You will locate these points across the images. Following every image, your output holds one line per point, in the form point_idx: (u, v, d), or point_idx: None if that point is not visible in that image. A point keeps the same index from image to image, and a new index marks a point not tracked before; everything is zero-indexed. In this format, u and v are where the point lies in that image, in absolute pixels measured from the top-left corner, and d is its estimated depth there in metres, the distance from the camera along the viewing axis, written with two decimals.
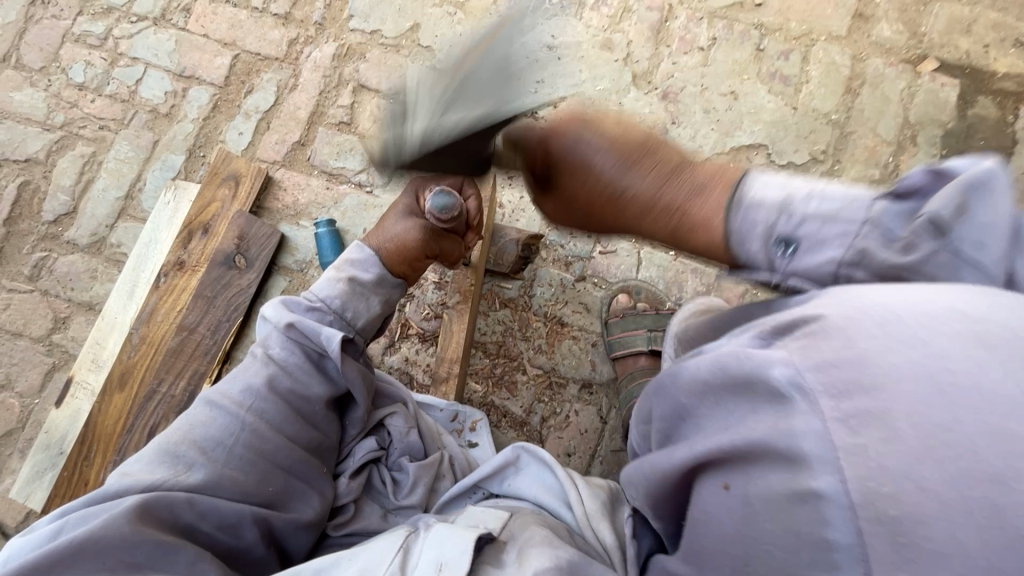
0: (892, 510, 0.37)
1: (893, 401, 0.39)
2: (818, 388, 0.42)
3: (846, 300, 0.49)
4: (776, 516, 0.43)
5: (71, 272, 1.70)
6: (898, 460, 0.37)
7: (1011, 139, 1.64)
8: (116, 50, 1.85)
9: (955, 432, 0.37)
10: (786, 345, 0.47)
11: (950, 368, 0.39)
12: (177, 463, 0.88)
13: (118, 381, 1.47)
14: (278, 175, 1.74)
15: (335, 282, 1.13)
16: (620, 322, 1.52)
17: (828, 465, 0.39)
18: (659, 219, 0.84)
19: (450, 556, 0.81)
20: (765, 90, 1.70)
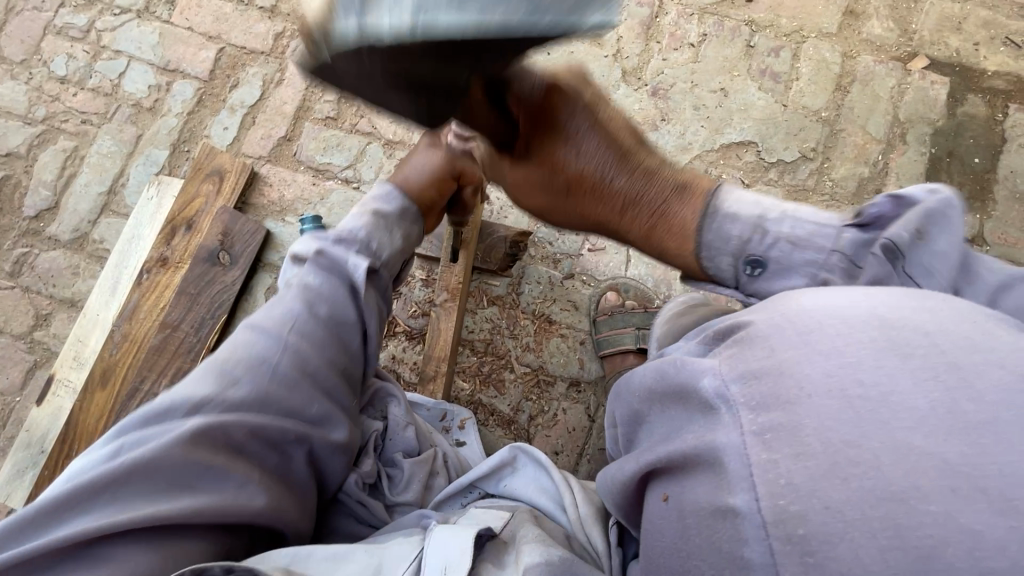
0: (799, 530, 0.42)
1: (803, 418, 0.46)
2: (739, 398, 0.52)
3: (768, 313, 0.59)
4: (707, 528, 0.49)
5: (53, 268, 1.67)
6: (802, 477, 0.44)
7: (1000, 137, 1.64)
8: (99, 42, 1.82)
9: (859, 447, 0.43)
10: (718, 357, 0.58)
11: (852, 381, 0.47)
12: (222, 378, 0.82)
13: (100, 379, 1.45)
14: (263, 170, 1.72)
15: (362, 216, 1.12)
16: (608, 320, 1.52)
17: (744, 483, 0.47)
18: (639, 218, 0.97)
19: (455, 560, 0.76)
20: (755, 87, 1.69)
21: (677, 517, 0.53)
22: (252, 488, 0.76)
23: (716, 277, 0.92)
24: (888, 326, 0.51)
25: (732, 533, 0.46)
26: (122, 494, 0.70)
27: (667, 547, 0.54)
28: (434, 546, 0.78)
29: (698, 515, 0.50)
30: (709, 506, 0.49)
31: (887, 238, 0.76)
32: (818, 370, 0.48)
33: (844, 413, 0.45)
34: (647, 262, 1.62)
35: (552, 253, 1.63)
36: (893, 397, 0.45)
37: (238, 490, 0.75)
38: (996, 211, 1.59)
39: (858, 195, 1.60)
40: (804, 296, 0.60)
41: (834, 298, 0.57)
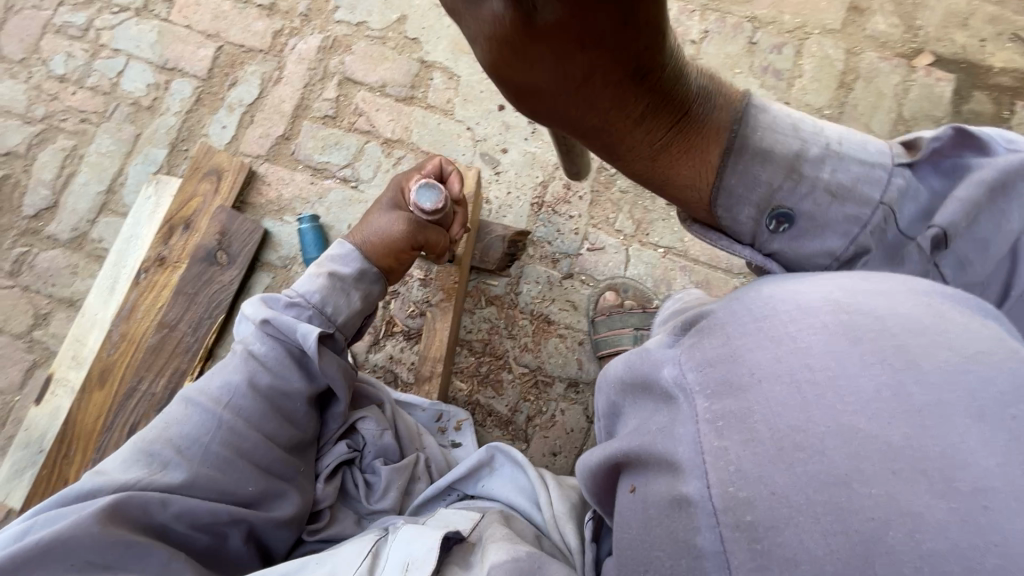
0: (746, 517, 0.46)
1: (754, 405, 0.50)
2: (695, 387, 0.55)
3: (733, 300, 0.61)
4: (666, 518, 0.51)
5: (52, 268, 1.67)
6: (750, 463, 0.48)
7: (1007, 135, 1.61)
8: (98, 41, 1.81)
9: (804, 432, 0.47)
10: (681, 346, 0.60)
11: (801, 369, 0.51)
12: (150, 461, 0.86)
13: (98, 378, 1.45)
14: (261, 170, 1.72)
15: (317, 277, 1.08)
16: (606, 321, 1.51)
17: (698, 471, 0.50)
18: (651, 140, 0.71)
19: (419, 555, 0.80)
20: (758, 84, 1.67)
21: (642, 507, 0.54)
22: (175, 564, 0.80)
23: (730, 229, 0.74)
24: (842, 312, 0.54)
25: (687, 522, 0.49)
26: (41, 567, 0.74)
27: (633, 539, 0.54)
28: (396, 546, 0.83)
29: (658, 506, 0.52)
30: (666, 496, 0.51)
31: (940, 223, 0.70)
32: (769, 358, 0.53)
33: (791, 398, 0.50)
34: (647, 262, 1.60)
35: (551, 252, 1.62)
36: (839, 382, 0.49)
37: (161, 568, 0.79)
38: None
39: None
40: (768, 284, 0.63)
41: (795, 287, 0.60)
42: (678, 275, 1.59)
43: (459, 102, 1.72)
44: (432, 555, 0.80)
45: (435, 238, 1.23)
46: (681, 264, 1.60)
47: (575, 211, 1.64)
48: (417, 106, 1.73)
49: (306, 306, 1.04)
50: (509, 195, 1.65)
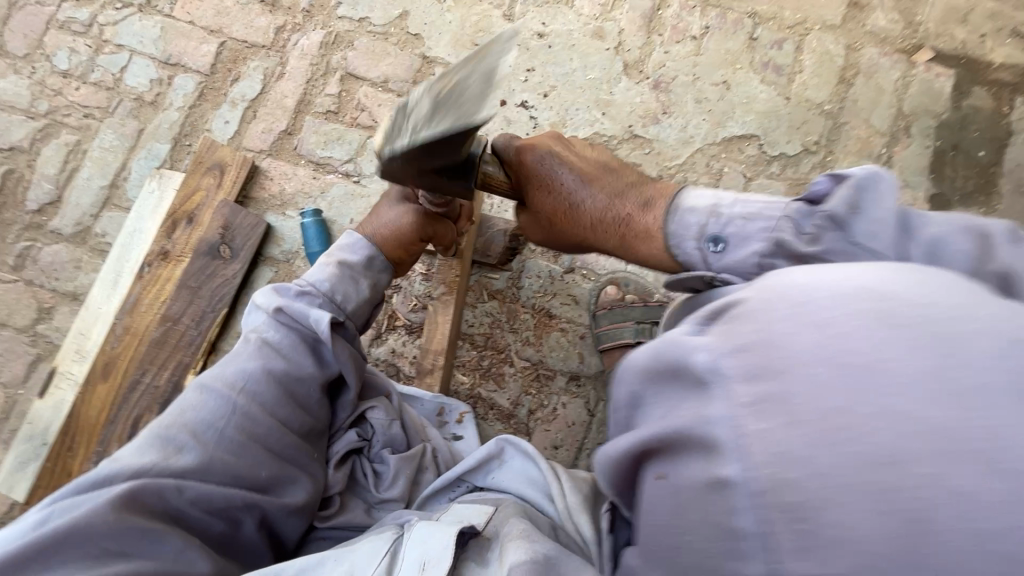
0: (789, 497, 0.44)
1: (795, 388, 0.47)
2: (732, 371, 0.51)
3: (764, 287, 0.58)
4: (699, 501, 0.50)
5: (55, 262, 1.68)
6: (798, 444, 0.44)
7: (1005, 131, 1.62)
8: (101, 37, 1.82)
9: (850, 414, 0.44)
10: (711, 332, 0.56)
11: (842, 351, 0.47)
12: (166, 445, 0.85)
13: (101, 372, 1.45)
14: (264, 164, 1.72)
15: (326, 266, 1.11)
16: (608, 314, 1.51)
17: (735, 452, 0.47)
18: (610, 230, 1.02)
19: (436, 554, 0.81)
20: (758, 80, 1.68)
21: (672, 493, 0.54)
22: (191, 553, 0.78)
23: (683, 263, 0.94)
24: (881, 297, 0.50)
25: (725, 503, 0.47)
26: (62, 554, 0.72)
27: (662, 524, 0.55)
28: (411, 544, 0.84)
29: (692, 489, 0.51)
30: (702, 480, 0.50)
31: (828, 209, 0.80)
32: (810, 343, 0.49)
33: (835, 380, 0.45)
34: None
35: (552, 247, 1.63)
36: (884, 364, 0.45)
37: (178, 554, 0.77)
38: (1000, 205, 1.58)
39: None
40: (798, 271, 0.59)
41: (832, 273, 0.56)
42: None
43: None
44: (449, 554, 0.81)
45: (443, 231, 1.22)
46: None
47: None
48: None
49: (314, 295, 1.05)
50: None
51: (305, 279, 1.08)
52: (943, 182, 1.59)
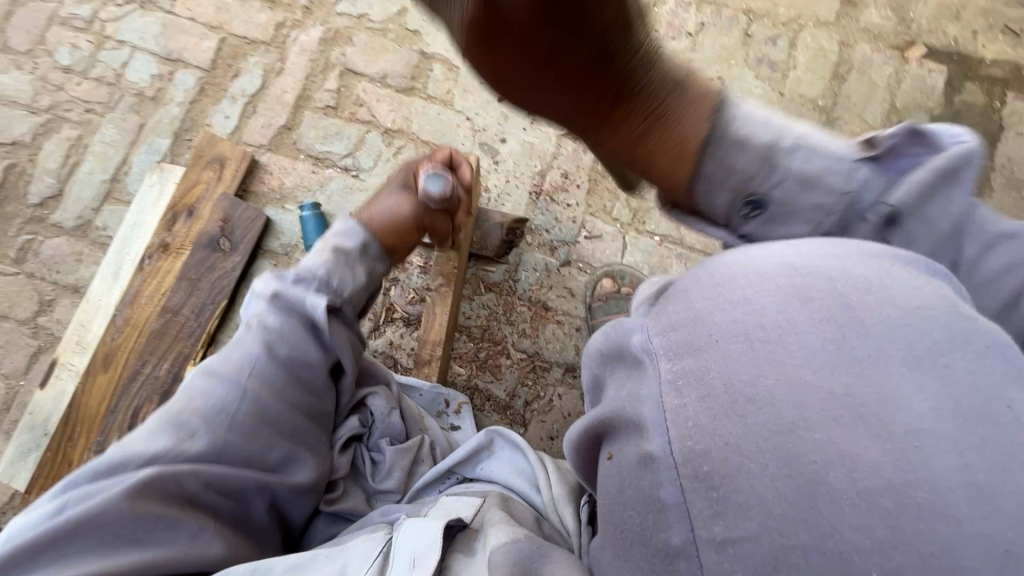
0: (704, 467, 0.47)
1: (711, 363, 0.51)
2: (659, 350, 0.55)
3: (696, 270, 0.63)
4: (632, 476, 0.53)
5: (57, 255, 1.70)
6: (705, 417, 0.49)
7: (998, 125, 1.63)
8: (103, 33, 1.84)
9: (755, 386, 0.48)
10: (648, 315, 0.62)
11: (755, 327, 0.52)
12: (177, 430, 0.86)
13: (101, 363, 1.47)
14: (263, 159, 1.74)
15: (322, 251, 1.11)
16: (603, 306, 1.54)
17: (659, 427, 0.51)
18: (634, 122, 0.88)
19: (425, 551, 0.82)
20: (753, 76, 1.70)
21: (617, 471, 0.55)
22: (205, 538, 0.81)
23: (706, 213, 0.89)
24: (796, 275, 0.55)
25: (652, 478, 0.50)
26: (76, 543, 0.74)
27: (610, 502, 0.56)
28: (402, 541, 0.84)
29: (626, 464, 0.54)
30: (635, 456, 0.53)
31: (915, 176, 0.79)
32: (726, 319, 0.54)
33: (745, 354, 0.50)
34: (643, 251, 1.63)
35: (548, 240, 1.64)
36: (790, 339, 0.50)
37: (192, 540, 0.80)
38: (993, 199, 1.59)
39: None
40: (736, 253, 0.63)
41: (757, 253, 0.61)
42: (674, 263, 1.61)
43: (459, 93, 1.75)
44: (436, 549, 0.82)
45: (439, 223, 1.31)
46: (677, 253, 1.62)
47: (573, 200, 1.66)
48: (418, 97, 1.76)
49: (313, 279, 1.06)
50: (508, 183, 1.68)
51: (303, 266, 1.09)
52: None
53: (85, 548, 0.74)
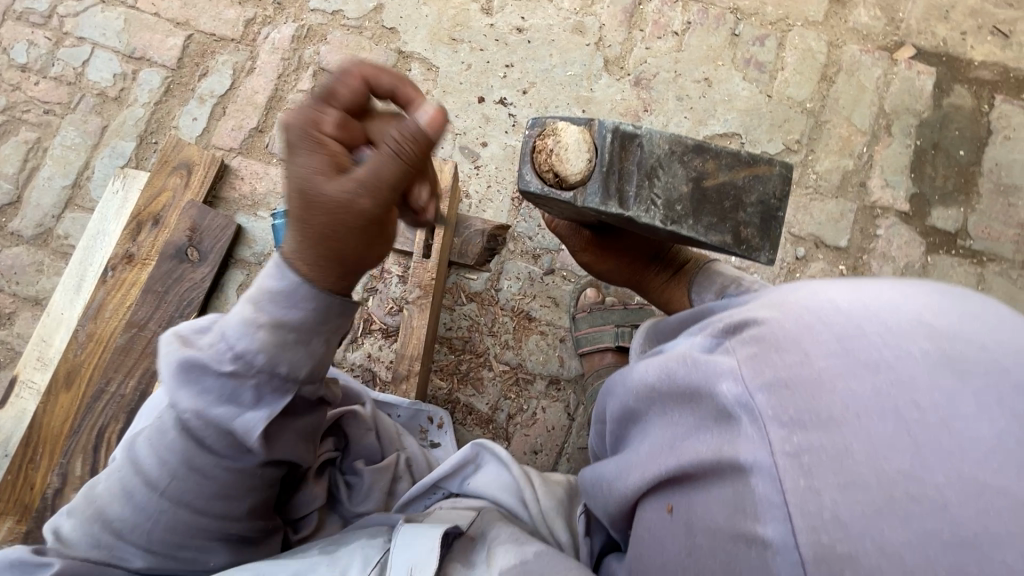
0: (846, 572, 0.44)
1: (852, 441, 0.48)
2: (767, 413, 0.53)
3: (796, 310, 0.61)
4: (724, 548, 0.52)
5: (15, 265, 1.62)
6: (850, 512, 0.45)
7: (986, 129, 1.61)
8: (61, 29, 1.74)
9: (920, 480, 0.45)
10: (742, 363, 0.58)
11: (907, 403, 0.48)
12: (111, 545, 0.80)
13: (64, 381, 1.41)
14: (234, 163, 1.67)
15: (253, 332, 0.75)
16: (588, 318, 1.49)
17: (776, 512, 0.48)
18: (657, 282, 1.20)
19: (421, 558, 0.81)
20: (740, 77, 1.66)
21: (687, 533, 0.57)
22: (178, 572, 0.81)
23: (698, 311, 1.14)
24: (940, 337, 0.52)
25: (762, 564, 0.48)
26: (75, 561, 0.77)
27: (671, 559, 0.58)
28: (398, 550, 0.82)
29: (713, 532, 0.54)
30: (733, 531, 0.52)
31: None
32: (866, 388, 0.50)
33: (901, 438, 0.47)
34: None
35: (531, 248, 1.59)
36: (955, 423, 0.46)
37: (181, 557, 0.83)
38: (980, 205, 1.57)
39: (842, 188, 1.58)
40: (833, 292, 0.63)
41: (870, 295, 0.60)
42: None
43: (438, 94, 1.69)
44: (434, 556, 0.80)
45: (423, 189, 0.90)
46: None
47: None
48: None
49: (247, 372, 0.77)
50: (488, 188, 1.62)
51: (222, 337, 0.77)
52: (922, 181, 1.58)
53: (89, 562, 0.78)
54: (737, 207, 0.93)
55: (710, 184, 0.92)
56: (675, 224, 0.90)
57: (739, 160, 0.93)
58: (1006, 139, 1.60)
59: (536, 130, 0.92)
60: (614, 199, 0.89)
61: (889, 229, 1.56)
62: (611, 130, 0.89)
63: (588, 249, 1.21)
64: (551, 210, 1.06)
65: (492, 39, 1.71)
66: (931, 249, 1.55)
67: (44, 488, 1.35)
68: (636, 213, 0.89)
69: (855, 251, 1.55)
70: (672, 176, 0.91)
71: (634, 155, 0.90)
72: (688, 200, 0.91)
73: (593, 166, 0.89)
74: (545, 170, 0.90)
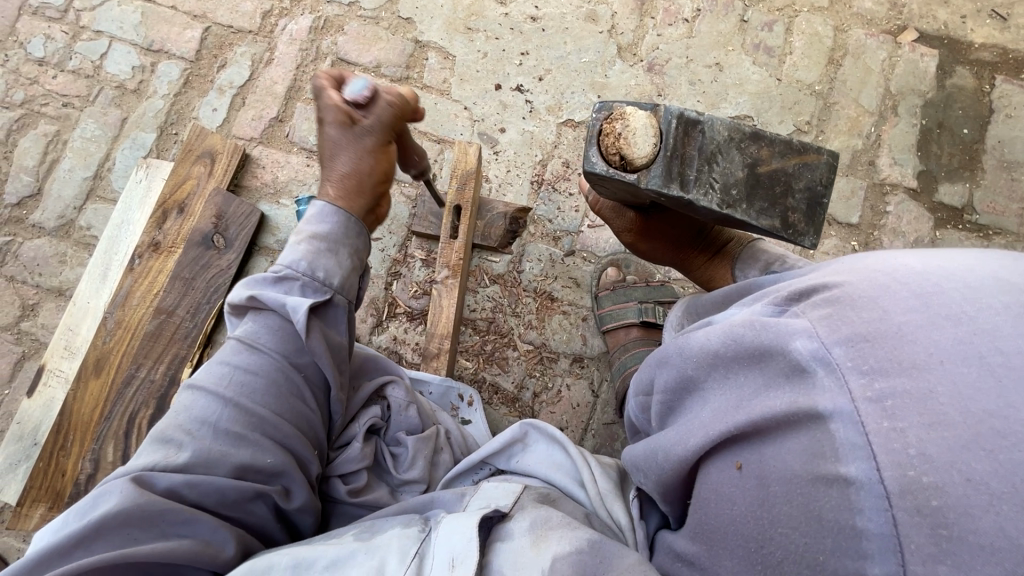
0: (932, 501, 0.46)
1: (937, 384, 0.50)
2: (846, 364, 0.55)
3: (870, 275, 0.64)
4: (803, 493, 0.55)
5: (38, 257, 1.62)
6: (936, 448, 0.47)
7: (988, 108, 1.66)
8: (78, 23, 1.75)
9: (1005, 418, 0.46)
10: (816, 323, 0.61)
11: (989, 349, 0.50)
12: (166, 446, 0.81)
13: (93, 368, 1.41)
14: (255, 152, 1.69)
15: (299, 243, 0.95)
16: (611, 296, 1.52)
17: (859, 453, 0.51)
18: (697, 262, 1.24)
19: (462, 549, 0.81)
20: (750, 62, 1.70)
21: (759, 485, 0.60)
22: (223, 533, 0.78)
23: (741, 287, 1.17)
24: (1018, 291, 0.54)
25: (844, 501, 0.51)
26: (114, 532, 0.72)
27: (743, 512, 0.62)
28: (438, 543, 0.83)
29: (790, 481, 0.56)
30: (812, 475, 0.54)
31: None
32: (948, 337, 0.52)
33: (984, 381, 0.48)
34: None
35: (551, 230, 1.62)
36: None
37: (212, 531, 0.77)
38: (984, 180, 1.62)
39: (851, 167, 1.63)
40: (907, 258, 0.66)
41: (944, 260, 0.63)
42: None
43: (456, 82, 1.72)
44: (474, 550, 0.80)
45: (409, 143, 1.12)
46: None
47: (574, 188, 1.64)
48: (413, 86, 1.72)
49: (295, 274, 0.93)
50: (508, 172, 1.65)
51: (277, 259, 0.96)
52: (928, 160, 1.63)
53: (119, 541, 0.72)
54: (786, 192, 0.97)
55: (764, 170, 0.96)
56: (730, 208, 0.94)
57: (791, 147, 0.97)
58: (1008, 118, 1.66)
59: (603, 114, 0.97)
60: (676, 182, 0.92)
61: (898, 206, 1.61)
62: (676, 116, 0.93)
63: (634, 226, 1.25)
64: (603, 190, 1.10)
65: (508, 28, 1.74)
66: (939, 224, 1.59)
67: (76, 476, 1.35)
68: (697, 197, 0.93)
69: (866, 228, 1.60)
70: (730, 161, 0.94)
71: (695, 141, 0.94)
72: (742, 185, 0.95)
73: (658, 150, 0.92)
74: (612, 153, 0.94)
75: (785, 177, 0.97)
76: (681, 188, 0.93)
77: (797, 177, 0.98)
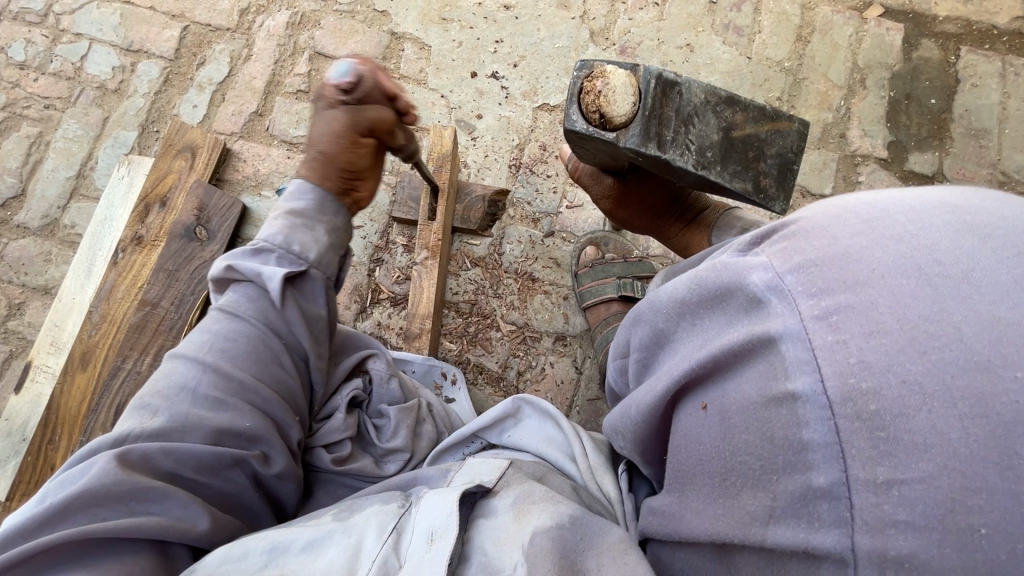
0: (870, 407, 0.43)
1: (877, 297, 0.46)
2: (795, 289, 0.52)
3: (825, 207, 0.59)
4: (757, 417, 0.51)
5: (23, 256, 1.63)
6: (875, 354, 0.44)
7: (954, 78, 1.69)
8: (58, 26, 1.78)
9: (938, 322, 0.43)
10: (770, 254, 0.58)
11: (929, 261, 0.47)
12: (142, 412, 0.84)
13: (79, 362, 1.43)
14: (235, 147, 1.71)
15: (277, 219, 1.05)
16: (590, 272, 1.54)
17: (806, 367, 0.47)
18: (673, 231, 1.27)
19: (442, 524, 0.78)
20: (720, 41, 1.73)
21: (719, 419, 0.56)
22: (196, 509, 0.79)
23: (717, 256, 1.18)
24: (963, 212, 0.50)
25: (792, 418, 0.48)
26: (83, 510, 0.73)
27: (706, 451, 0.58)
28: (418, 517, 0.81)
29: (746, 409, 0.53)
30: (765, 397, 0.50)
31: None
32: (890, 254, 0.49)
33: (921, 290, 0.45)
34: None
35: (530, 213, 1.65)
36: (975, 273, 0.45)
37: (183, 510, 0.78)
38: (954, 148, 1.65)
39: (824, 140, 1.66)
40: (859, 194, 0.61)
41: (893, 190, 0.58)
42: None
43: (432, 71, 1.74)
44: (451, 523, 0.78)
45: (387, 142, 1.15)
46: None
47: (552, 171, 1.67)
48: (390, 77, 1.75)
49: (272, 247, 1.01)
50: (487, 157, 1.68)
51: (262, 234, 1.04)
52: (899, 130, 1.67)
53: (85, 520, 0.72)
54: (759, 157, 1.00)
55: (738, 135, 0.98)
56: (705, 169, 0.96)
57: (765, 113, 0.99)
58: (974, 87, 1.69)
59: (584, 73, 0.97)
60: (655, 140, 0.94)
61: (870, 175, 1.64)
62: (655, 76, 0.93)
63: (611, 191, 1.27)
64: (583, 152, 1.11)
65: (481, 17, 1.78)
66: None
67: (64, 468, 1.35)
68: (674, 156, 0.95)
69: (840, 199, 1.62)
70: (705, 124, 0.97)
71: (673, 102, 0.96)
72: (715, 148, 0.97)
73: (636, 109, 0.93)
74: (592, 111, 0.95)
75: (757, 143, 1.00)
76: (660, 148, 0.95)
77: (768, 145, 1.00)
